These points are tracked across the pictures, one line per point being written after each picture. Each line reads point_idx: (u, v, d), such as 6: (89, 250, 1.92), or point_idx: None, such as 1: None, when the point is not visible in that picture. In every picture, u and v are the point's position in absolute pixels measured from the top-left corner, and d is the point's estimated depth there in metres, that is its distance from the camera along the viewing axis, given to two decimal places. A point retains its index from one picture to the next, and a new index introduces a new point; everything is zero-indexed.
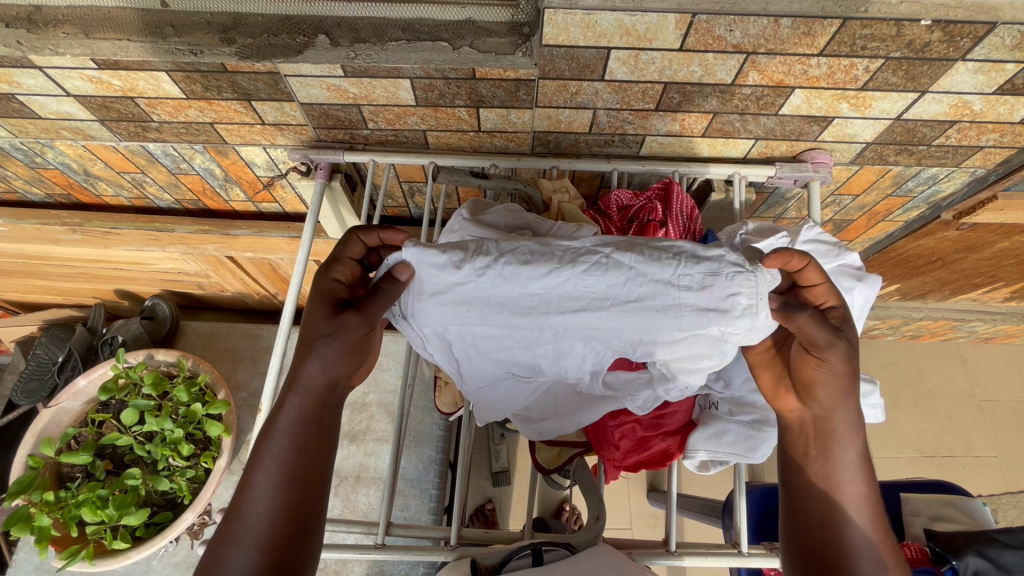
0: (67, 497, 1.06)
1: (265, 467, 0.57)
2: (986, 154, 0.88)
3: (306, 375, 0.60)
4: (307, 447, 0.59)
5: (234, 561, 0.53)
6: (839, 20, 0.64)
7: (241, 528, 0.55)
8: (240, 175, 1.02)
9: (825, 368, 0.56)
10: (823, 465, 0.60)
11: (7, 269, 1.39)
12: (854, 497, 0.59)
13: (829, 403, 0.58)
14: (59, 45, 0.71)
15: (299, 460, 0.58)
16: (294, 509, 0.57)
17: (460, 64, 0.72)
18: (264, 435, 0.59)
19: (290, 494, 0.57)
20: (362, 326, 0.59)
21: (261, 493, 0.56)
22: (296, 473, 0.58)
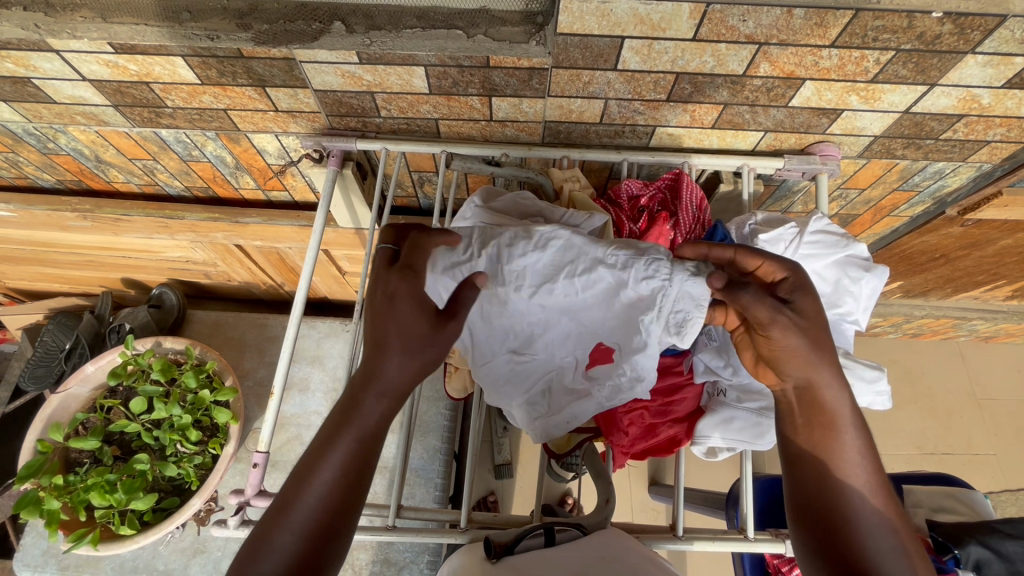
0: (76, 482, 1.07)
1: (331, 460, 0.51)
2: (993, 149, 0.88)
3: (392, 375, 0.53)
4: (375, 443, 0.54)
5: (281, 548, 0.49)
6: (851, 12, 0.65)
7: (295, 515, 0.50)
8: (251, 163, 1.03)
9: (786, 336, 0.55)
10: (822, 442, 0.57)
11: (15, 256, 1.39)
12: (853, 462, 0.56)
13: (816, 373, 0.56)
14: (77, 29, 0.72)
15: (364, 456, 0.53)
16: (350, 506, 0.52)
17: (474, 52, 0.72)
18: (337, 423, 0.53)
19: (349, 490, 0.52)
20: (449, 341, 0.56)
21: (322, 483, 0.51)
22: (356, 473, 0.52)
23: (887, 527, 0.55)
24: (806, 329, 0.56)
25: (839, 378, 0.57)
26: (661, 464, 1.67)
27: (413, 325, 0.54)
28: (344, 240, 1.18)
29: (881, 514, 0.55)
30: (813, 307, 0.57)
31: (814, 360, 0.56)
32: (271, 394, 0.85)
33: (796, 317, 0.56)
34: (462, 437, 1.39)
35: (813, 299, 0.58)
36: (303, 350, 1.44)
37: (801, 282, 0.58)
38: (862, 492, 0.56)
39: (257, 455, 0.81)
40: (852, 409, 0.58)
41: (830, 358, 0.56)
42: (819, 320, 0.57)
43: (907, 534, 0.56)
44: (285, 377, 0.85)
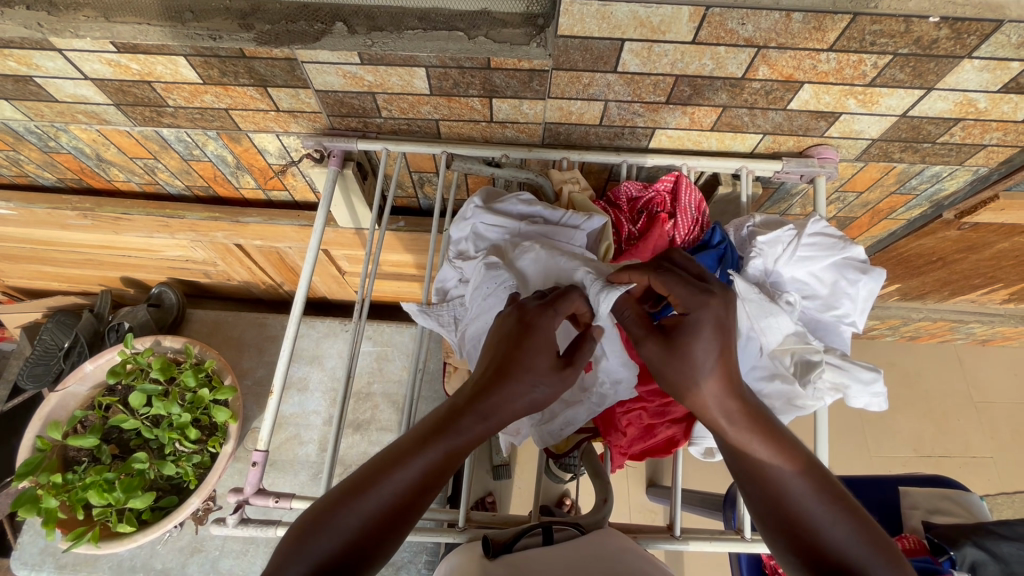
0: (75, 480, 1.07)
1: (419, 460, 0.50)
2: (989, 153, 0.89)
3: (502, 400, 0.52)
4: (458, 462, 0.52)
5: (341, 528, 0.47)
6: (850, 16, 0.65)
7: (366, 500, 0.48)
8: (252, 162, 1.03)
9: (656, 369, 0.54)
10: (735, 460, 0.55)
11: (14, 254, 1.39)
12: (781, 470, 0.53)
13: (695, 399, 0.54)
14: (79, 27, 0.73)
15: (444, 472, 0.51)
16: (411, 514, 0.50)
17: (475, 53, 0.73)
18: (439, 426, 0.51)
19: (417, 497, 0.50)
20: (561, 389, 0.54)
21: (400, 479, 0.49)
22: (433, 478, 0.50)
23: (836, 526, 0.50)
24: (674, 364, 0.53)
25: (725, 394, 0.54)
26: (658, 466, 1.67)
27: (537, 361, 0.53)
28: (344, 240, 1.19)
29: (826, 509, 0.51)
30: (701, 342, 0.52)
31: (687, 388, 0.54)
32: (270, 393, 0.85)
33: (666, 354, 0.53)
34: None
35: (702, 325, 0.53)
36: (302, 350, 1.44)
37: (698, 318, 0.53)
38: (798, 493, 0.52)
39: (257, 454, 0.80)
40: (750, 418, 0.54)
41: (704, 380, 0.53)
42: (704, 349, 0.52)
43: (866, 524, 0.50)
44: (285, 376, 0.85)
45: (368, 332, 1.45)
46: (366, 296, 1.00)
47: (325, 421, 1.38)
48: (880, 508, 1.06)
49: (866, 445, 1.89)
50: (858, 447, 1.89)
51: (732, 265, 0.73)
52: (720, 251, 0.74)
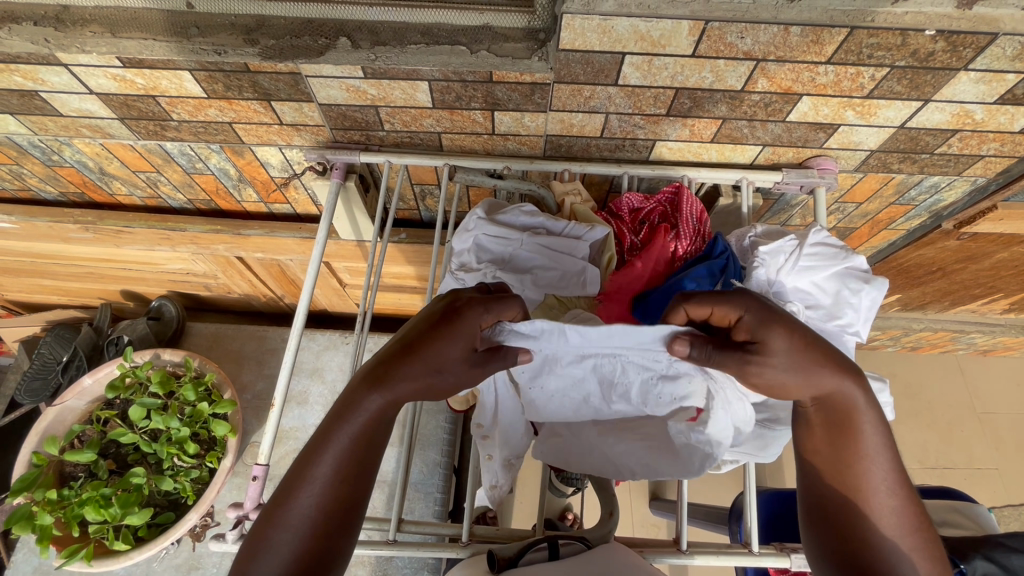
0: (71, 496, 1.05)
1: (327, 458, 0.53)
2: (987, 163, 0.90)
3: (401, 381, 0.54)
4: (371, 446, 0.54)
5: (282, 544, 0.50)
6: (846, 30, 0.66)
7: (290, 511, 0.51)
8: (254, 175, 1.04)
9: (754, 372, 0.54)
10: (839, 441, 0.56)
11: (14, 268, 1.39)
12: (876, 469, 0.55)
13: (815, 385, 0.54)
14: (86, 43, 0.73)
15: (359, 456, 0.54)
16: (346, 504, 0.53)
17: (477, 67, 0.74)
18: (334, 423, 0.54)
19: (344, 489, 0.53)
20: (465, 379, 0.55)
21: (317, 480, 0.52)
22: (351, 471, 0.53)
23: (897, 524, 0.55)
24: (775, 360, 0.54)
25: (846, 386, 0.55)
26: (661, 479, 1.66)
27: (441, 347, 0.53)
28: (346, 253, 1.19)
29: (897, 514, 0.55)
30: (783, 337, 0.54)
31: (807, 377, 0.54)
32: (271, 406, 0.84)
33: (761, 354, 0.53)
34: (461, 451, 1.38)
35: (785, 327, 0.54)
36: (302, 363, 1.43)
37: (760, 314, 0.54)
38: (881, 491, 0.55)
39: (257, 467, 0.79)
40: (866, 412, 0.56)
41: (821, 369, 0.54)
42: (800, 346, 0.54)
43: (926, 530, 0.56)
44: (286, 388, 0.84)
45: (369, 344, 1.45)
46: (368, 308, 1.00)
47: None
48: None
49: None
50: None
51: (735, 275, 0.73)
52: (723, 260, 0.73)
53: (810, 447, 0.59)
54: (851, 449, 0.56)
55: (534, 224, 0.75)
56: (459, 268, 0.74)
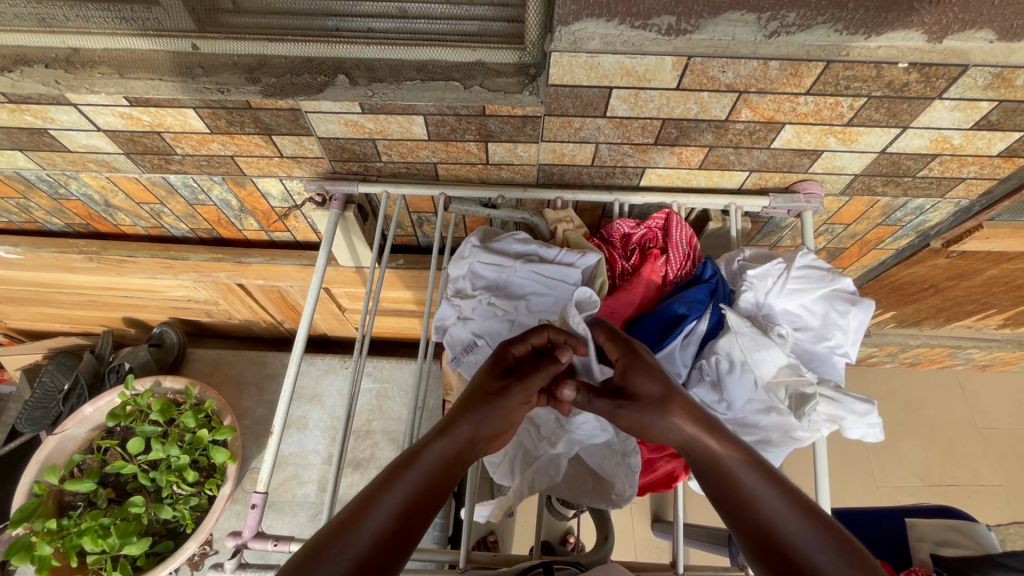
0: (69, 526, 1.05)
1: (398, 486, 0.49)
2: (968, 186, 0.92)
3: (469, 421, 0.54)
4: (435, 494, 0.51)
5: (330, 574, 0.43)
6: (823, 63, 0.69)
7: (349, 537, 0.45)
8: (255, 206, 1.06)
9: (627, 414, 0.56)
10: (721, 486, 0.53)
11: (18, 297, 1.41)
12: (767, 499, 0.50)
13: (675, 426, 0.55)
14: (94, 84, 0.76)
15: (418, 501, 0.49)
16: (400, 546, 0.47)
17: (471, 101, 0.76)
18: (406, 459, 0.52)
19: (403, 528, 0.47)
20: (517, 399, 0.56)
21: (378, 513, 0.47)
22: (409, 510, 0.48)
23: (826, 553, 0.46)
24: (642, 403, 0.55)
25: (700, 420, 0.55)
26: (663, 500, 1.65)
27: (483, 379, 0.58)
28: (345, 279, 1.21)
29: (818, 540, 0.47)
30: (649, 378, 0.56)
31: (659, 417, 0.55)
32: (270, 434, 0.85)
33: (631, 397, 0.56)
34: (461, 475, 1.38)
35: (646, 367, 0.57)
36: (302, 388, 1.44)
37: (633, 358, 0.59)
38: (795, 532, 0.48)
39: (256, 495, 0.79)
40: (724, 439, 0.54)
41: (682, 409, 0.55)
42: (653, 383, 0.56)
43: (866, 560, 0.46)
44: (285, 416, 0.85)
45: (368, 368, 1.46)
46: (366, 334, 1.01)
47: (324, 460, 1.37)
48: (887, 540, 1.05)
49: (872, 475, 1.87)
50: (863, 477, 1.86)
51: (723, 299, 0.74)
52: (713, 284, 0.75)
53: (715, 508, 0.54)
54: (737, 496, 0.51)
55: (528, 249, 0.76)
56: (455, 293, 0.76)
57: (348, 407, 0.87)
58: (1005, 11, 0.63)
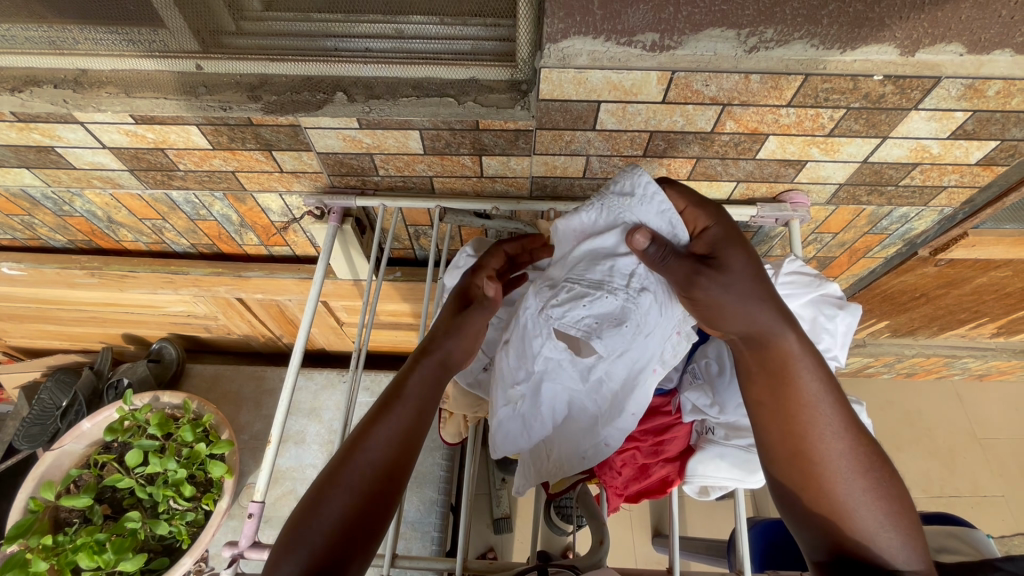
0: (65, 543, 1.05)
1: (383, 428, 0.58)
2: (950, 194, 0.95)
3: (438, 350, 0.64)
4: (422, 418, 0.61)
5: (331, 506, 0.53)
6: (801, 76, 0.72)
7: (347, 476, 0.55)
8: (255, 220, 1.09)
9: (709, 292, 0.56)
10: (781, 389, 0.56)
11: (18, 314, 1.42)
12: (823, 410, 0.56)
13: (758, 318, 0.56)
14: (101, 103, 0.79)
15: (409, 430, 0.59)
16: (401, 468, 0.58)
17: (465, 117, 0.80)
18: (386, 403, 0.60)
19: (397, 456, 0.58)
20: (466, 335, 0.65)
21: (374, 447, 0.57)
22: (404, 440, 0.59)
23: (855, 465, 0.55)
24: (730, 282, 0.56)
25: (784, 320, 0.57)
26: (662, 514, 1.64)
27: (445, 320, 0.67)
28: (343, 292, 1.22)
29: (851, 454, 0.55)
30: (741, 257, 0.58)
31: (750, 309, 0.56)
32: (267, 443, 0.84)
33: (717, 271, 0.56)
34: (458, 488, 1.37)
35: (736, 245, 0.58)
36: (300, 402, 1.45)
37: (727, 233, 0.60)
38: (840, 448, 0.55)
39: (252, 505, 0.79)
40: (805, 350, 0.57)
41: (767, 302, 0.56)
42: (740, 268, 0.57)
43: (884, 472, 0.56)
44: (282, 426, 0.85)
45: (366, 382, 1.48)
46: (362, 346, 1.02)
47: None
48: None
49: None
50: None
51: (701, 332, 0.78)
52: None
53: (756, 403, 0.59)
54: (794, 400, 0.56)
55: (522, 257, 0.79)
56: None
57: (344, 418, 0.87)
58: (972, 27, 0.66)
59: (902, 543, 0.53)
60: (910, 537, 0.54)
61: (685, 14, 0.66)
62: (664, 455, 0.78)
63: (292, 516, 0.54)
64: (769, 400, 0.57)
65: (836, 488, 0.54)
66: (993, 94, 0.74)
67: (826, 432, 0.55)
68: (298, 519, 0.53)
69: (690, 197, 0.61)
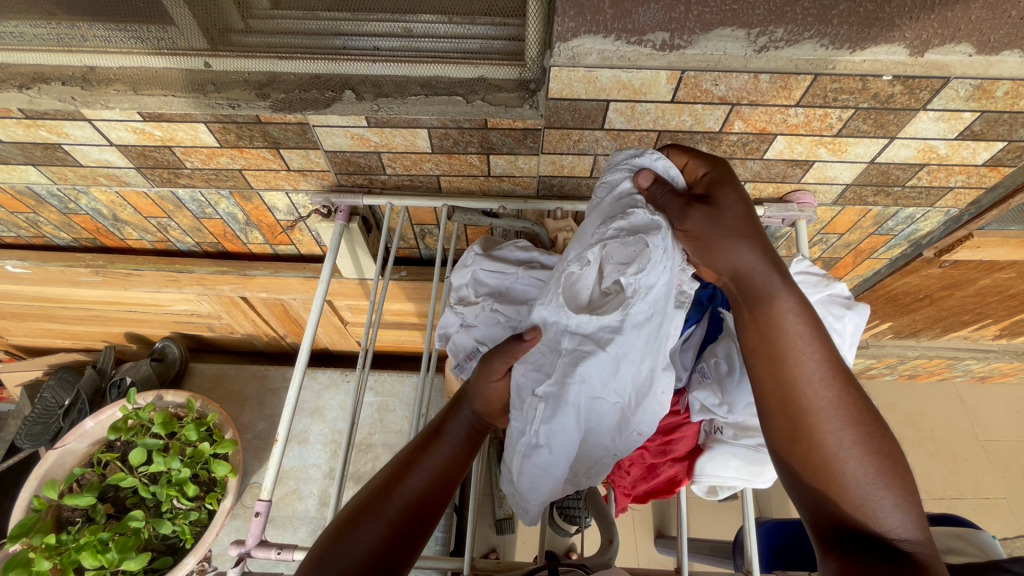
0: (67, 542, 1.04)
1: (423, 467, 0.61)
2: (957, 195, 0.95)
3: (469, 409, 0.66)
4: (460, 464, 0.63)
5: (368, 529, 0.54)
6: (811, 76, 0.72)
7: (386, 503, 0.56)
8: (261, 219, 1.09)
9: (700, 224, 0.56)
10: (768, 330, 0.55)
11: (21, 312, 1.42)
12: (812, 355, 0.54)
13: (744, 257, 0.55)
14: (109, 100, 0.79)
15: (446, 473, 0.62)
16: (437, 503, 0.59)
17: (474, 115, 0.79)
18: (426, 443, 0.63)
19: (434, 493, 0.59)
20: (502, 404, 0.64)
21: (414, 480, 0.59)
22: (440, 479, 0.61)
23: (843, 414, 0.52)
24: (723, 221, 0.56)
25: (770, 261, 0.56)
26: (665, 515, 1.64)
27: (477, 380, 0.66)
28: (348, 291, 1.22)
29: (841, 403, 0.52)
30: (734, 198, 0.57)
31: (735, 247, 0.55)
32: (274, 442, 0.84)
33: (710, 208, 0.56)
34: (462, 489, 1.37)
35: (732, 187, 0.58)
36: (304, 402, 1.44)
37: (724, 176, 0.59)
38: (828, 395, 0.52)
39: (259, 504, 0.79)
40: (794, 293, 0.55)
41: (757, 243, 0.55)
42: (733, 207, 0.56)
43: (876, 426, 0.53)
44: (289, 424, 0.85)
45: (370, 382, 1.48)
46: (368, 345, 1.01)
47: (325, 475, 1.37)
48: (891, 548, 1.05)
49: None
50: None
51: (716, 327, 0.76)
52: (710, 291, 0.78)
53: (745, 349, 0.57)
54: (781, 343, 0.54)
55: (530, 253, 0.77)
56: (459, 301, 0.77)
57: (350, 417, 0.86)
58: (982, 27, 0.66)
59: (893, 503, 0.50)
60: (902, 497, 0.50)
61: (696, 14, 0.66)
62: (672, 455, 0.78)
63: (325, 537, 0.54)
64: (757, 343, 0.56)
65: (823, 437, 0.51)
66: (1002, 95, 0.74)
67: (813, 376, 0.53)
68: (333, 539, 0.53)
69: (691, 150, 0.63)
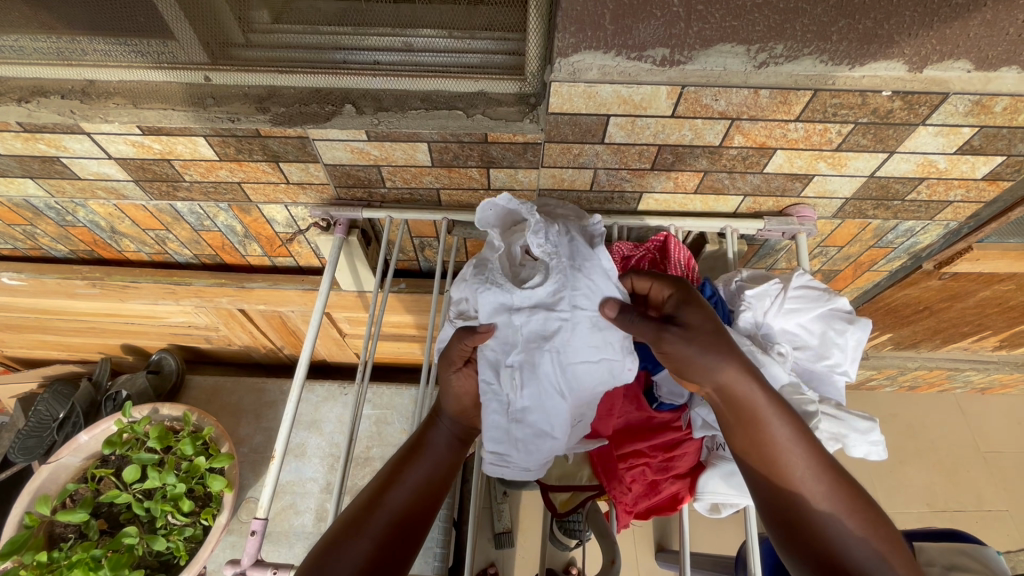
0: (60, 559, 1.03)
1: (405, 482, 0.63)
2: (956, 209, 0.95)
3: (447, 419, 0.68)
4: (445, 473, 0.66)
5: (355, 548, 0.57)
6: (811, 92, 0.72)
7: (371, 520, 0.59)
8: (259, 231, 1.08)
9: (678, 349, 0.58)
10: (755, 437, 0.58)
11: (16, 324, 1.41)
12: (797, 458, 0.57)
13: (723, 373, 0.58)
14: (108, 113, 0.79)
15: (431, 485, 0.64)
16: (419, 517, 0.62)
17: (474, 129, 0.79)
18: (409, 456, 0.66)
19: (419, 505, 0.63)
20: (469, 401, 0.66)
21: (397, 495, 0.62)
22: (424, 490, 0.64)
23: (838, 506, 0.56)
24: (695, 338, 0.59)
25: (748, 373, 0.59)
26: (666, 529, 1.63)
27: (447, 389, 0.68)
28: (346, 304, 1.22)
29: (833, 495, 0.56)
30: (701, 315, 0.60)
31: (716, 367, 0.58)
32: (271, 458, 0.83)
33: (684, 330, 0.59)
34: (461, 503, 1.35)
35: (698, 304, 0.61)
36: (301, 415, 1.43)
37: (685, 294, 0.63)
38: (820, 491, 0.57)
39: (256, 521, 0.78)
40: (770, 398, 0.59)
41: (732, 358, 0.58)
42: (703, 324, 0.60)
43: (870, 509, 0.57)
44: (286, 440, 0.83)
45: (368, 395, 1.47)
46: (366, 359, 1.00)
47: (322, 489, 1.36)
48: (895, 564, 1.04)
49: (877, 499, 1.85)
50: None
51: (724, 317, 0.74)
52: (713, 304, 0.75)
53: (740, 452, 0.61)
54: (768, 450, 0.58)
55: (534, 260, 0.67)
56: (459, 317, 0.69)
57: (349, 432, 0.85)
58: (981, 43, 0.67)
59: (903, 573, 0.54)
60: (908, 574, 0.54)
61: (695, 30, 0.66)
62: (674, 472, 0.77)
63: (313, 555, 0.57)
64: (748, 448, 0.59)
65: (824, 533, 0.55)
66: (1000, 110, 0.74)
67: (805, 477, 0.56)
68: (321, 559, 0.56)
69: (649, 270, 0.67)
